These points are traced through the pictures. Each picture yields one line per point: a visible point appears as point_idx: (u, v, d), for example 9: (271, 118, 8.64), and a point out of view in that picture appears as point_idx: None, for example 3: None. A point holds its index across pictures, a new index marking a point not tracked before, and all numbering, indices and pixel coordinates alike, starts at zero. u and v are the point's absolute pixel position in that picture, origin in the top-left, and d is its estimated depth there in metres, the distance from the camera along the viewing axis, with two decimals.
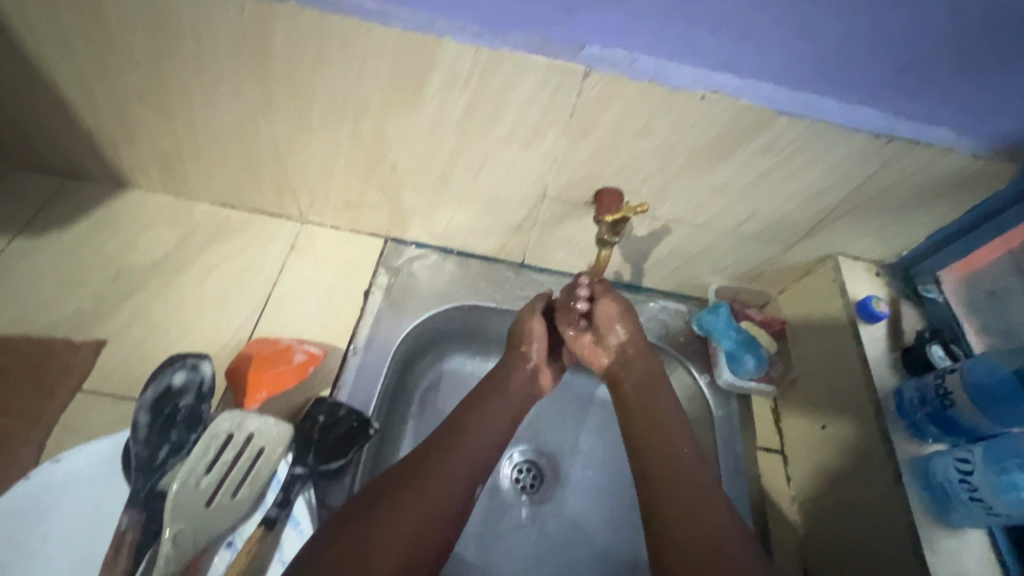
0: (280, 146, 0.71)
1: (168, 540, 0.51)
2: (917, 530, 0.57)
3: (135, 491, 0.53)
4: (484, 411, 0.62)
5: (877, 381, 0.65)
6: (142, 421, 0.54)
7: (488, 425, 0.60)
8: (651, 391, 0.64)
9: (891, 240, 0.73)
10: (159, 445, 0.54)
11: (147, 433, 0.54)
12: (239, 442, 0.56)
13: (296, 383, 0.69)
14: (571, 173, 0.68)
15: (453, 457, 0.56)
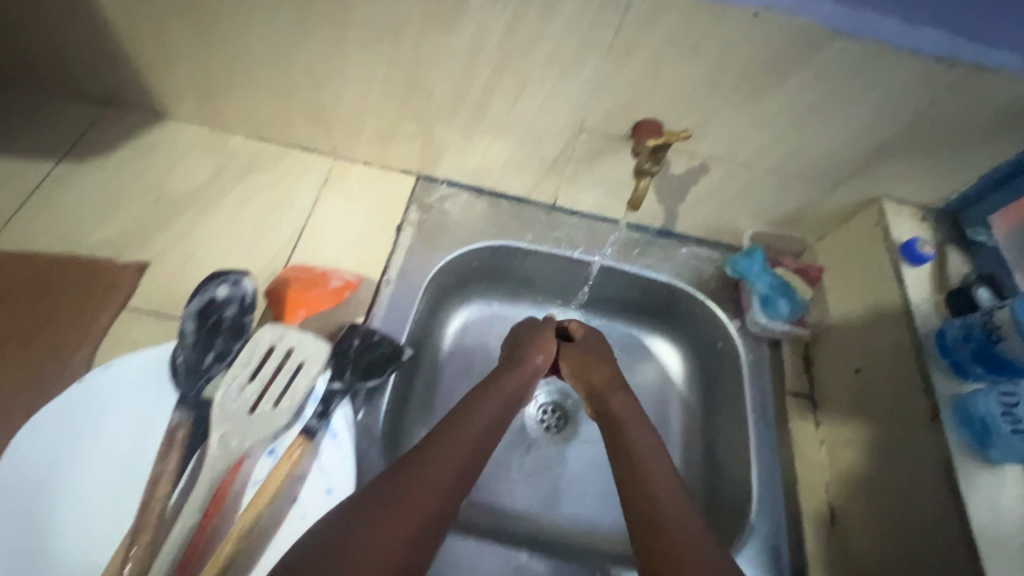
0: (317, 72, 0.71)
1: (215, 442, 0.54)
2: (954, 467, 0.57)
3: (184, 393, 0.56)
4: (442, 446, 0.55)
5: (918, 321, 0.64)
6: (189, 328, 0.58)
7: (444, 463, 0.54)
8: (633, 420, 0.64)
9: (940, 180, 0.70)
10: (205, 352, 0.58)
11: (194, 340, 0.58)
12: (279, 352, 0.58)
13: (331, 308, 0.71)
14: (610, 102, 0.67)
15: (414, 493, 0.51)
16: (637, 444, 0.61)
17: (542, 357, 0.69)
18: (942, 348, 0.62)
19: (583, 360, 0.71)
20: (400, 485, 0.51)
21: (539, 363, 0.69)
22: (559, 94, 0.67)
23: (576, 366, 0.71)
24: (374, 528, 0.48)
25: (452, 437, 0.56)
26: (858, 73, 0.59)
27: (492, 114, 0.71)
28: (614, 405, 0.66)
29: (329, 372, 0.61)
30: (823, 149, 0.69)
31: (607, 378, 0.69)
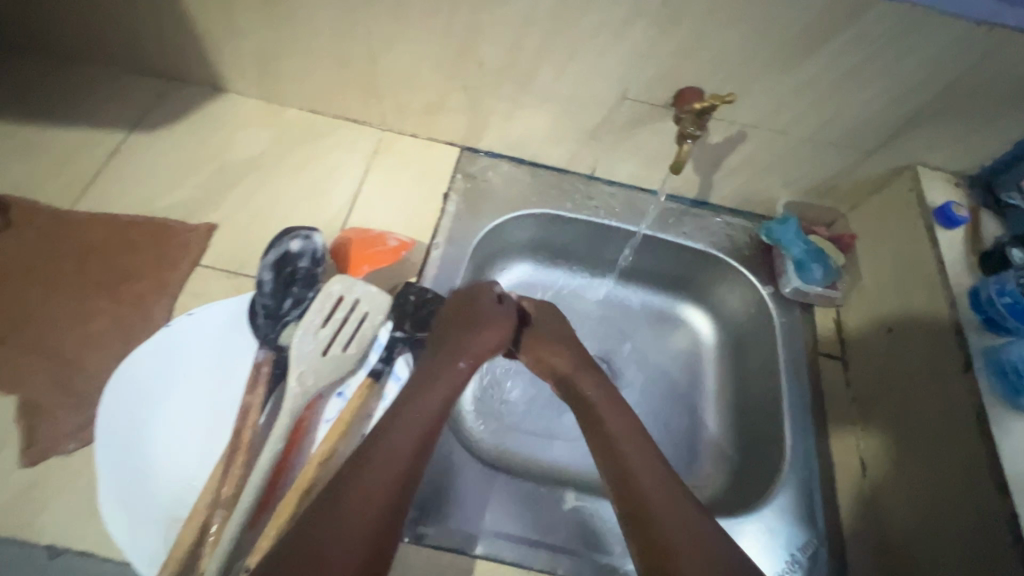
0: (373, 42, 0.74)
1: (295, 379, 0.59)
2: (985, 415, 0.59)
3: (266, 335, 0.62)
4: (386, 449, 0.49)
5: (952, 280, 0.67)
6: (267, 277, 0.65)
7: (387, 469, 0.48)
8: (611, 409, 0.60)
9: (977, 146, 0.72)
10: (283, 298, 0.64)
11: (273, 287, 0.65)
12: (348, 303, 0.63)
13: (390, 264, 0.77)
14: (654, 70, 0.70)
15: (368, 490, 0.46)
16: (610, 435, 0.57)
17: (492, 336, 0.63)
18: (976, 305, 0.65)
19: (541, 347, 0.67)
20: (344, 501, 0.46)
21: (495, 344, 0.63)
22: (604, 63, 0.70)
23: (539, 358, 0.67)
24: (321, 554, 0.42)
25: (370, 477, 0.47)
26: (900, 36, 0.61)
27: (538, 82, 0.75)
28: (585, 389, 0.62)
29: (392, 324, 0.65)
30: (861, 115, 0.71)
31: (572, 363, 0.65)
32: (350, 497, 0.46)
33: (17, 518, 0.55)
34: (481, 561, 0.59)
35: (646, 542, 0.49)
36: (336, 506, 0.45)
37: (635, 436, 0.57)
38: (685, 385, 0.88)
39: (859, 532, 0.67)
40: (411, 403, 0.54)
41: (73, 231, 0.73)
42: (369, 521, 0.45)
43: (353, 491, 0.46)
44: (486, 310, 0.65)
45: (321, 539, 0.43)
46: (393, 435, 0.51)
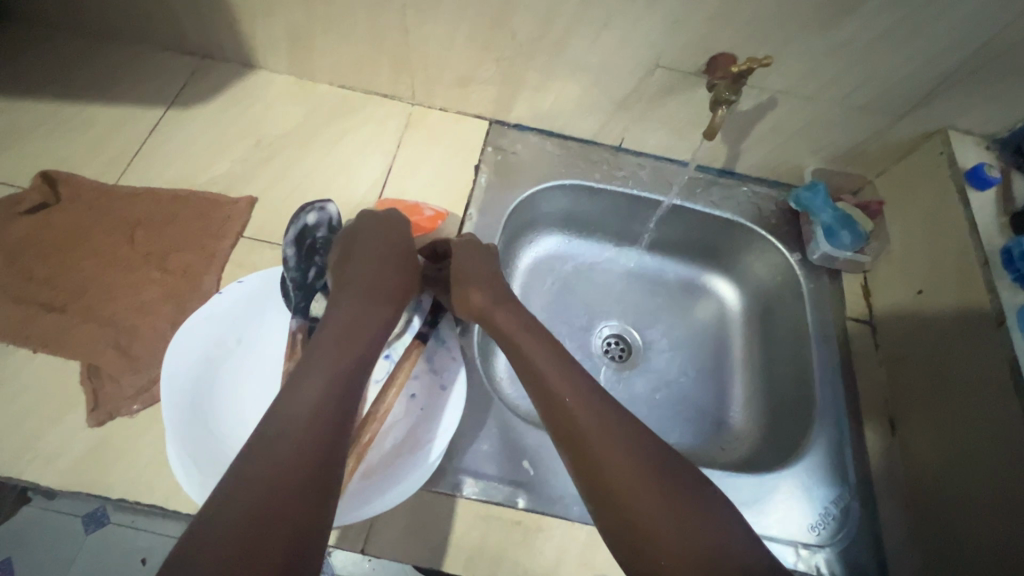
0: (407, 14, 0.75)
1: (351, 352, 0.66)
2: (1017, 366, 0.60)
3: (298, 305, 0.66)
4: (305, 383, 0.50)
5: (985, 242, 0.68)
6: (290, 252, 0.70)
7: (309, 397, 0.49)
8: (530, 339, 0.61)
9: (1009, 108, 0.72)
10: (309, 268, 0.69)
11: (296, 260, 0.69)
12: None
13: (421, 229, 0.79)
14: (688, 37, 0.70)
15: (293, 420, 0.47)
16: (541, 367, 0.57)
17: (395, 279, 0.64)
18: (1009, 264, 0.65)
19: (458, 284, 0.67)
20: (275, 430, 0.46)
21: (395, 284, 0.64)
22: (638, 32, 0.71)
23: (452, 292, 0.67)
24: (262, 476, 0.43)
25: (292, 414, 0.47)
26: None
27: (571, 53, 0.76)
28: (499, 321, 0.64)
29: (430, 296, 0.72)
30: (893, 78, 0.72)
31: (487, 297, 0.66)
32: (269, 435, 0.46)
33: (91, 471, 0.59)
34: (527, 513, 0.61)
35: (582, 459, 0.51)
36: (259, 444, 0.45)
37: (560, 367, 0.57)
38: (714, 354, 0.90)
39: (890, 486, 0.69)
40: (331, 344, 0.55)
41: (123, 205, 0.76)
42: (295, 450, 0.45)
43: (274, 427, 0.46)
44: (394, 254, 0.66)
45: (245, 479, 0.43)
46: (309, 374, 0.51)
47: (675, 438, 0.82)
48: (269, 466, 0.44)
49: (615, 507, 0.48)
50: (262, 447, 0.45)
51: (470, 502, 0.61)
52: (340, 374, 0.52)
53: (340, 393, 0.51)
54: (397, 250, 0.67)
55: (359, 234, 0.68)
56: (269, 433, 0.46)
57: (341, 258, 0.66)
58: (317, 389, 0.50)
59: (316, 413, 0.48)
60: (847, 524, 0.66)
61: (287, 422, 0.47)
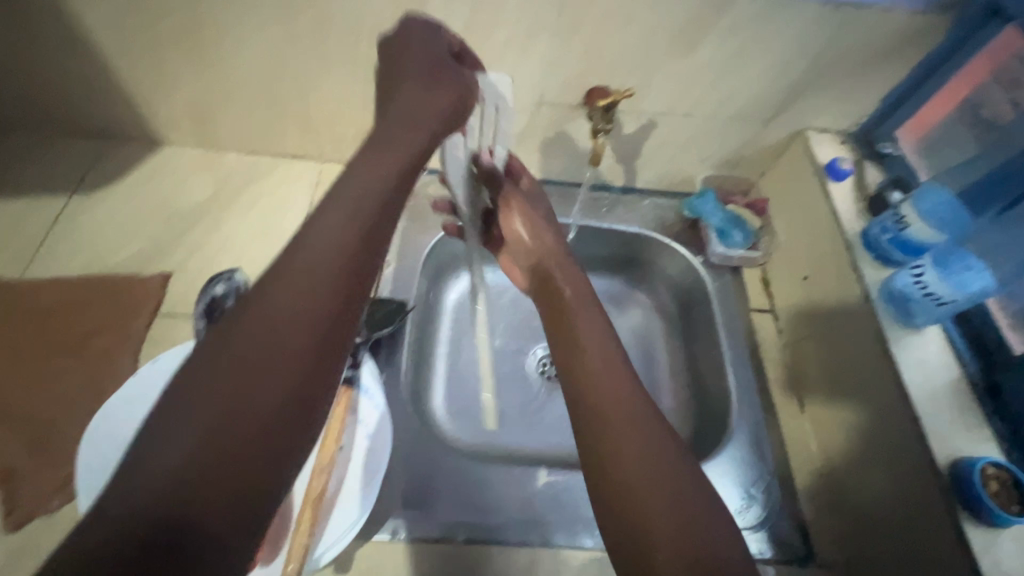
0: (301, 78, 0.78)
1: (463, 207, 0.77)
2: (885, 336, 0.66)
3: None
4: (317, 227, 0.42)
5: (845, 226, 0.75)
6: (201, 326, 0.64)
7: (320, 244, 0.41)
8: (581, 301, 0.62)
9: (854, 108, 0.81)
10: None
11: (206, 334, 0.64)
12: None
13: None
14: (563, 76, 0.76)
15: (303, 269, 0.39)
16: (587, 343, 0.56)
17: (451, 93, 0.57)
18: (867, 245, 0.72)
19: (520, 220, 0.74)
20: (281, 274, 0.39)
21: (445, 101, 0.56)
22: (517, 77, 0.76)
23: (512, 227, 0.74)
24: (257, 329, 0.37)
25: (302, 275, 0.39)
26: (766, 23, 0.69)
27: None
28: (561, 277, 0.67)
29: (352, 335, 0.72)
30: (751, 93, 0.79)
31: (551, 251, 0.71)
32: (276, 281, 0.39)
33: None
34: (466, 545, 0.64)
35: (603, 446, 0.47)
36: (261, 293, 0.38)
37: (603, 348, 0.55)
38: (641, 356, 0.94)
39: (805, 461, 0.74)
40: (350, 184, 0.45)
41: (31, 299, 0.75)
42: (301, 311, 0.38)
43: (282, 272, 0.39)
44: (438, 78, 0.56)
45: (238, 340, 0.36)
46: (326, 214, 0.43)
47: None
48: (265, 335, 0.37)
49: (617, 497, 0.44)
50: (261, 293, 0.38)
51: (410, 543, 0.64)
52: (360, 227, 0.43)
53: (357, 255, 0.42)
54: (439, 74, 0.56)
55: (410, 41, 0.58)
56: (266, 292, 0.38)
57: (388, 75, 0.57)
58: (334, 234, 0.42)
59: (331, 262, 0.41)
60: (770, 502, 0.70)
61: (291, 283, 0.39)
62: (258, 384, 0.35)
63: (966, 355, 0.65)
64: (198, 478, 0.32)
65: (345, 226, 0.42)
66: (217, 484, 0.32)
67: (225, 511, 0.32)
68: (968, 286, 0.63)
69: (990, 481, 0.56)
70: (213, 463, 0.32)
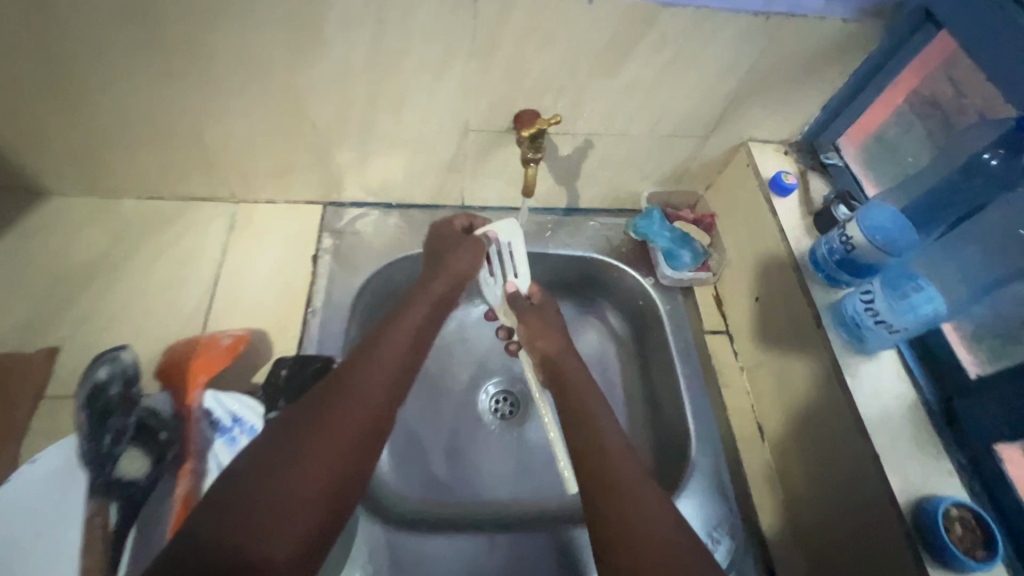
0: (198, 117, 0.70)
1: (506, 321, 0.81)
2: (839, 365, 0.63)
3: (93, 482, 0.57)
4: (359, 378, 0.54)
5: (794, 248, 0.71)
6: (83, 420, 0.58)
7: (362, 392, 0.53)
8: (588, 390, 0.67)
9: (796, 116, 0.77)
10: (102, 437, 0.58)
11: (87, 428, 0.58)
12: (196, 414, 0.62)
13: (229, 365, 0.68)
14: (486, 101, 0.69)
15: (342, 411, 0.51)
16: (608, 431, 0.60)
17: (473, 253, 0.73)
18: (815, 265, 0.69)
19: (534, 329, 0.74)
20: (322, 414, 0.50)
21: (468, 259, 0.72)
22: (436, 103, 0.69)
23: (528, 336, 0.74)
24: (295, 458, 0.47)
25: (341, 416, 0.50)
26: (697, 35, 0.64)
27: (379, 131, 0.73)
28: (569, 367, 0.70)
29: (263, 409, 0.63)
30: (689, 107, 0.74)
31: (558, 348, 0.72)
32: (321, 418, 0.50)
33: None
34: None
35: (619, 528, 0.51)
36: (305, 425, 0.49)
37: (621, 438, 0.60)
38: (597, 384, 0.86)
39: (769, 493, 0.71)
40: (386, 340, 0.59)
41: None
42: (337, 447, 0.49)
43: (327, 410, 0.51)
44: (467, 248, 0.73)
45: (315, 425, 0.49)
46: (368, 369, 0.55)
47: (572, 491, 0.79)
48: (336, 424, 0.50)
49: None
50: (301, 428, 0.49)
51: None
52: (400, 371, 0.57)
53: (405, 371, 0.58)
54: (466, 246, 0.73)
55: (445, 233, 0.77)
56: (319, 421, 0.50)
57: (435, 249, 0.76)
58: (371, 384, 0.54)
59: (368, 406, 0.52)
60: (734, 544, 0.66)
61: (359, 388, 0.53)
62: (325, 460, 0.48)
63: (921, 379, 0.62)
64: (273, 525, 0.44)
65: (380, 378, 0.55)
66: (283, 533, 0.44)
67: (284, 553, 0.43)
68: (916, 313, 0.59)
69: (953, 524, 0.53)
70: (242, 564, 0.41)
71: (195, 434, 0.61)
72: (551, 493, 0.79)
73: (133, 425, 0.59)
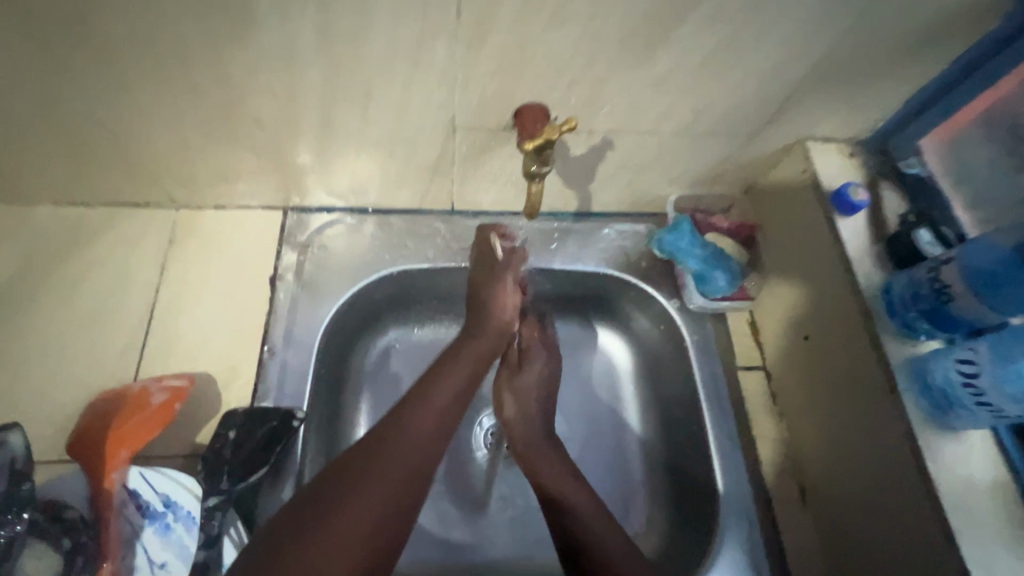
0: (104, 118, 0.54)
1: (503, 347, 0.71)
2: (919, 446, 0.50)
3: None
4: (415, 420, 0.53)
5: (861, 284, 0.58)
6: None
7: (420, 430, 0.52)
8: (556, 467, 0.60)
9: (871, 108, 0.61)
10: None
11: None
12: (117, 500, 0.54)
13: (164, 428, 0.58)
14: (477, 94, 0.53)
15: (400, 450, 0.51)
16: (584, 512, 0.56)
17: (515, 291, 0.62)
18: (890, 310, 0.55)
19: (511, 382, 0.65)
20: (377, 451, 0.50)
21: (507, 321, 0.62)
22: (412, 97, 0.53)
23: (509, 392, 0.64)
24: (350, 497, 0.47)
25: (401, 454, 0.50)
26: (759, 11, 0.47)
27: (343, 129, 0.57)
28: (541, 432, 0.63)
29: (202, 491, 0.54)
30: (736, 102, 0.58)
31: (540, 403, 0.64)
32: (380, 448, 0.50)
33: None
34: None
35: None
36: (367, 459, 0.49)
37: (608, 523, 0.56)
38: (609, 422, 0.74)
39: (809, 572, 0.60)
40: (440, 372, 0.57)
41: None
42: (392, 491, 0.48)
43: (389, 444, 0.51)
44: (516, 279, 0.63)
45: (366, 461, 0.49)
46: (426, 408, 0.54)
47: None
48: (390, 465, 0.49)
49: None
50: (357, 463, 0.49)
51: None
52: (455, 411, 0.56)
53: (454, 416, 0.56)
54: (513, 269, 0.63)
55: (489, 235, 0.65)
56: (378, 457, 0.50)
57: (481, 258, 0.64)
58: (428, 423, 0.53)
59: (427, 447, 0.52)
60: None
61: (414, 429, 0.52)
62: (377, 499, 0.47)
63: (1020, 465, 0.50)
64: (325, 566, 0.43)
65: (438, 418, 0.54)
66: (340, 559, 0.44)
67: None
68: None
69: None
70: None
71: (115, 526, 0.53)
72: (546, 551, 0.68)
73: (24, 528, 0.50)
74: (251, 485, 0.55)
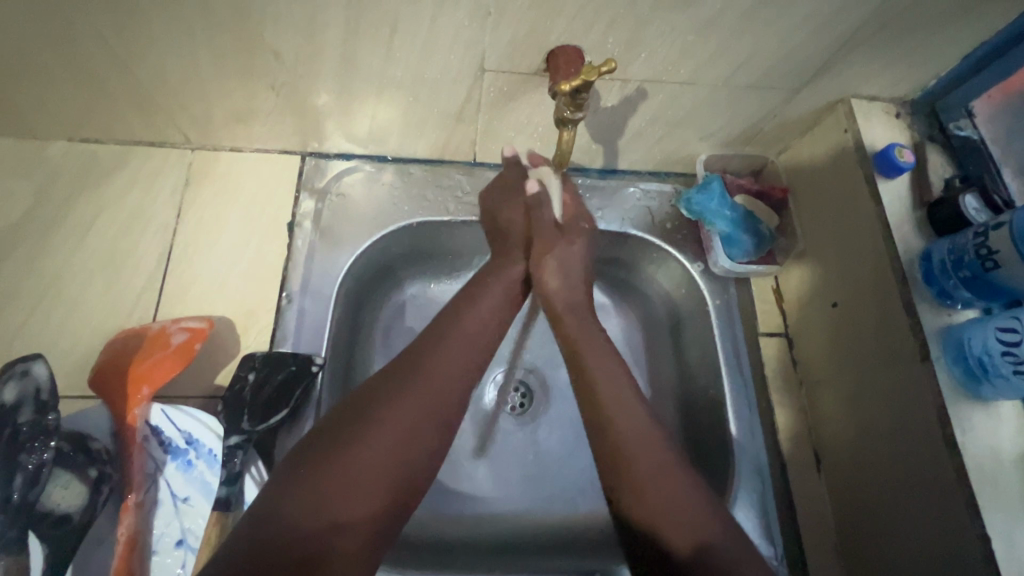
0: (114, 47, 0.51)
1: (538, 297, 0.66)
2: (947, 414, 0.50)
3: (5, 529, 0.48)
4: (440, 356, 0.51)
5: (899, 249, 0.56)
6: None
7: (445, 366, 0.51)
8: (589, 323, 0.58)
9: (924, 64, 0.57)
10: (11, 476, 0.48)
11: None
12: (141, 435, 0.55)
13: (185, 368, 0.58)
14: (509, 35, 0.50)
15: (426, 382, 0.49)
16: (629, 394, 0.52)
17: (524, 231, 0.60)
18: (929, 277, 0.54)
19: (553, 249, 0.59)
20: (399, 384, 0.48)
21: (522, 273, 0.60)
22: (439, 35, 0.50)
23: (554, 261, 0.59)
24: (372, 425, 0.46)
25: (423, 387, 0.49)
26: None
27: (365, 68, 0.55)
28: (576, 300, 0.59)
29: (223, 430, 0.55)
30: (782, 53, 0.55)
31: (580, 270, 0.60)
32: (406, 382, 0.49)
33: None
34: None
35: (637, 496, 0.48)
36: (390, 390, 0.48)
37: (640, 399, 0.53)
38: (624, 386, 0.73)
39: (818, 534, 0.62)
40: (462, 307, 0.55)
41: None
42: (418, 421, 0.47)
43: (414, 377, 0.49)
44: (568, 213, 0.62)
45: (391, 393, 0.48)
46: (449, 341, 0.52)
47: (582, 507, 0.68)
48: (408, 398, 0.48)
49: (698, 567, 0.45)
50: (381, 397, 0.48)
51: None
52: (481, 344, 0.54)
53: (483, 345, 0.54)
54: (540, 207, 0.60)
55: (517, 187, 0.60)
56: (402, 391, 0.48)
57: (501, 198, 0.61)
58: (453, 357, 0.51)
59: (453, 378, 0.51)
60: None
61: (441, 360, 0.51)
62: (387, 437, 0.46)
63: None
64: (342, 499, 0.43)
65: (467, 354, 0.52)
66: (363, 488, 0.44)
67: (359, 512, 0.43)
68: None
69: None
70: (316, 513, 0.42)
71: (139, 461, 0.54)
72: (554, 506, 0.68)
73: (52, 456, 0.49)
74: (271, 427, 0.55)
